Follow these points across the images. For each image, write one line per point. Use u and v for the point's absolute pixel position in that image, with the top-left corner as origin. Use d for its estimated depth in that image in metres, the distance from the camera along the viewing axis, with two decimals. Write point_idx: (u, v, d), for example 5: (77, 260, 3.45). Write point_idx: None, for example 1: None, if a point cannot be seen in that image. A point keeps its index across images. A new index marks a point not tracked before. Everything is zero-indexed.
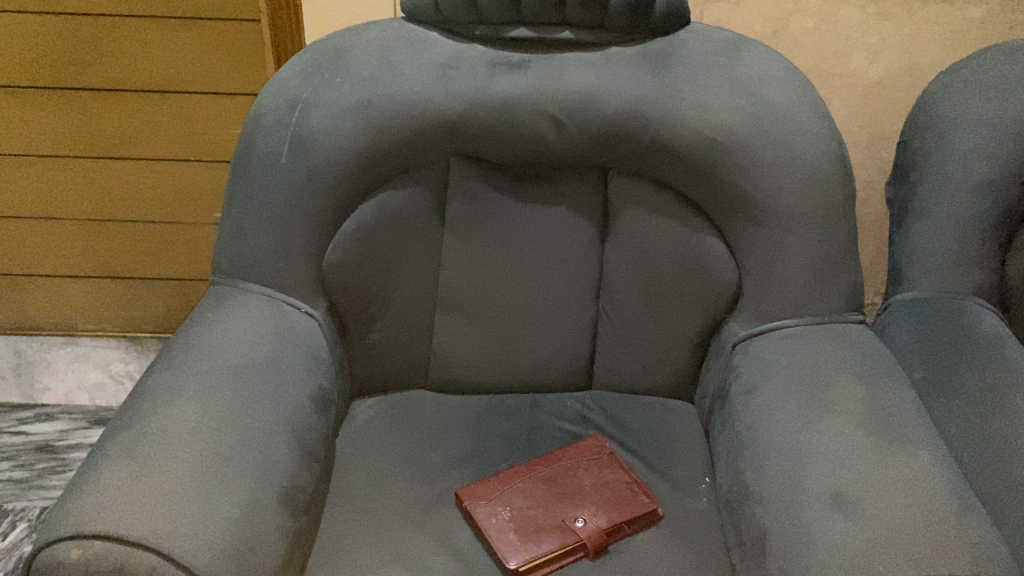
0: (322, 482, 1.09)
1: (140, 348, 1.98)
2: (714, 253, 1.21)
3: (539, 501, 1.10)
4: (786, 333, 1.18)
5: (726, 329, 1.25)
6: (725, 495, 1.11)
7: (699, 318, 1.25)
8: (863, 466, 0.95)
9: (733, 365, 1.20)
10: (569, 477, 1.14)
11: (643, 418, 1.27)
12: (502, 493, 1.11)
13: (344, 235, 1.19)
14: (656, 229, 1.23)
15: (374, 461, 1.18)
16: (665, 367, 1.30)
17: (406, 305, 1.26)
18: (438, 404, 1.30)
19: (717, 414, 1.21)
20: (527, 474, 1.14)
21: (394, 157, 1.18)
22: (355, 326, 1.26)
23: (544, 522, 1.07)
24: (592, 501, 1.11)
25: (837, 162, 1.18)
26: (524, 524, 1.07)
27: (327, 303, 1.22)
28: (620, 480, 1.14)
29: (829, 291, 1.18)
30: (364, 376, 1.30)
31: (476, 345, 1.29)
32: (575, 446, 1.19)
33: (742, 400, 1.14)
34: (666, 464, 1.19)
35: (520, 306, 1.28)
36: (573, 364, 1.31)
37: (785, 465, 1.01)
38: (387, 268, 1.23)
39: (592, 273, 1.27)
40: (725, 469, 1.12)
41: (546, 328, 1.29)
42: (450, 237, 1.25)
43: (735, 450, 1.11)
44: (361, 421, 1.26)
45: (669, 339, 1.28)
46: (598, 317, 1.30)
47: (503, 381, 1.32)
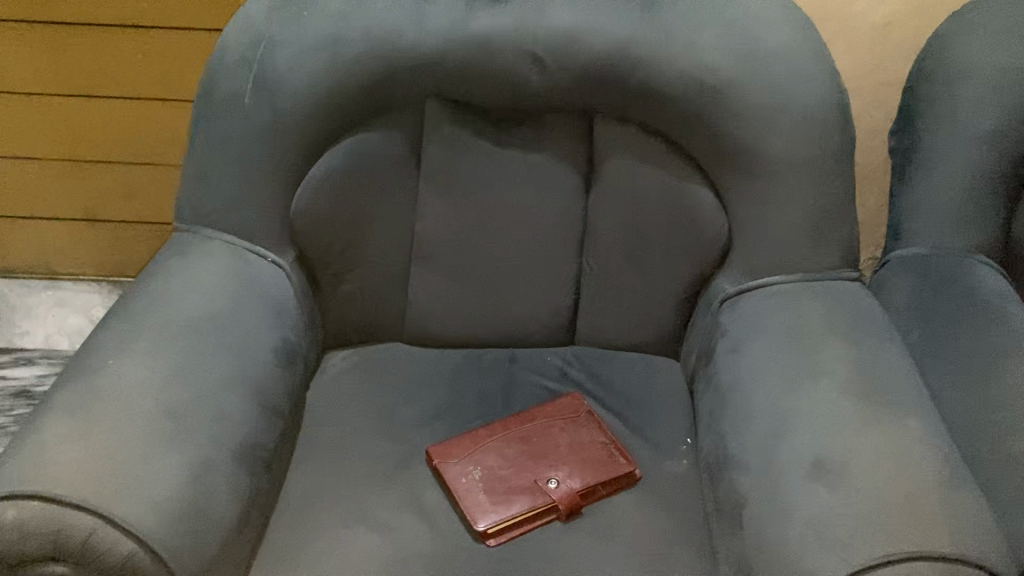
0: (286, 439, 1.05)
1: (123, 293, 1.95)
2: (703, 203, 1.15)
3: (511, 461, 1.06)
4: (777, 289, 1.12)
5: (715, 284, 1.19)
6: (706, 459, 1.06)
7: (684, 272, 1.20)
8: (847, 433, 0.90)
9: (719, 321, 1.15)
10: (543, 437, 1.10)
11: (626, 376, 1.22)
12: (473, 452, 1.07)
13: (311, 180, 1.14)
14: (642, 178, 1.17)
15: (343, 417, 1.14)
16: (651, 323, 1.24)
17: (380, 255, 1.21)
18: (414, 358, 1.25)
19: (702, 373, 1.16)
20: (501, 432, 1.10)
21: (365, 97, 1.12)
22: (326, 275, 1.21)
23: (515, 484, 1.04)
24: (566, 462, 1.07)
25: (836, 109, 1.11)
26: (494, 486, 1.03)
27: (295, 251, 1.17)
28: (597, 440, 1.10)
29: (823, 246, 1.12)
30: (337, 328, 1.25)
31: (454, 297, 1.24)
32: (552, 404, 1.15)
33: (727, 360, 1.09)
34: (647, 424, 1.15)
35: (500, 257, 1.22)
36: (555, 318, 1.26)
37: (766, 429, 0.96)
38: (359, 215, 1.18)
39: (576, 223, 1.21)
40: (706, 431, 1.08)
41: (527, 280, 1.23)
42: (426, 184, 1.19)
43: (717, 412, 1.06)
44: (333, 373, 1.21)
45: (655, 294, 1.22)
46: (582, 270, 1.24)
47: (483, 335, 1.27)
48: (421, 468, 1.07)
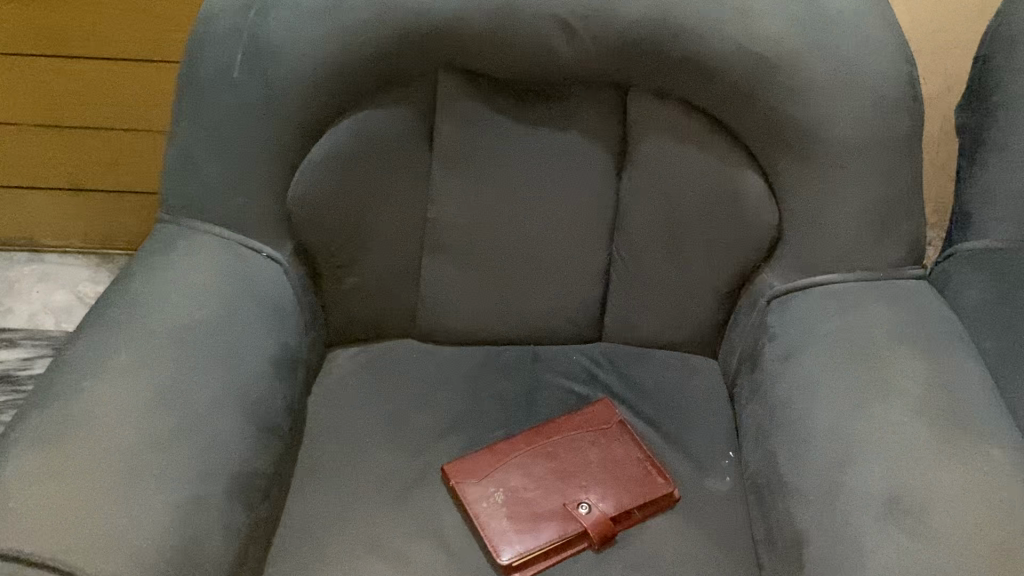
0: (286, 458, 0.94)
1: (112, 268, 1.83)
2: (751, 190, 1.03)
3: (537, 481, 0.96)
4: (833, 289, 1.00)
5: (761, 279, 1.07)
6: (753, 478, 0.96)
7: (726, 264, 1.08)
8: (925, 467, 0.79)
9: (767, 323, 1.03)
10: (572, 452, 0.99)
11: (660, 379, 1.11)
12: (495, 471, 0.97)
13: (311, 163, 1.01)
14: (683, 161, 1.04)
15: (349, 427, 1.03)
16: (688, 320, 1.12)
17: (389, 245, 1.09)
18: (426, 357, 1.14)
19: (746, 379, 1.04)
20: (525, 447, 0.99)
21: (372, 69, 0.98)
22: (329, 268, 1.08)
23: (543, 508, 0.93)
24: (598, 482, 0.96)
25: (907, 85, 0.97)
26: (518, 510, 0.93)
27: (294, 243, 1.05)
28: (631, 455, 0.99)
29: (886, 240, 1.00)
30: (342, 323, 1.13)
31: (470, 290, 1.12)
32: (581, 413, 1.04)
33: (778, 368, 0.98)
34: (685, 434, 1.04)
35: (522, 247, 1.10)
36: (582, 313, 1.14)
37: (828, 455, 0.85)
38: (365, 202, 1.05)
39: (605, 210, 1.09)
40: (754, 448, 0.97)
41: (551, 272, 1.11)
42: (440, 166, 1.06)
43: (767, 428, 0.95)
44: (338, 374, 1.10)
45: (693, 288, 1.10)
46: (612, 260, 1.12)
47: (501, 332, 1.15)
48: (437, 487, 0.97)
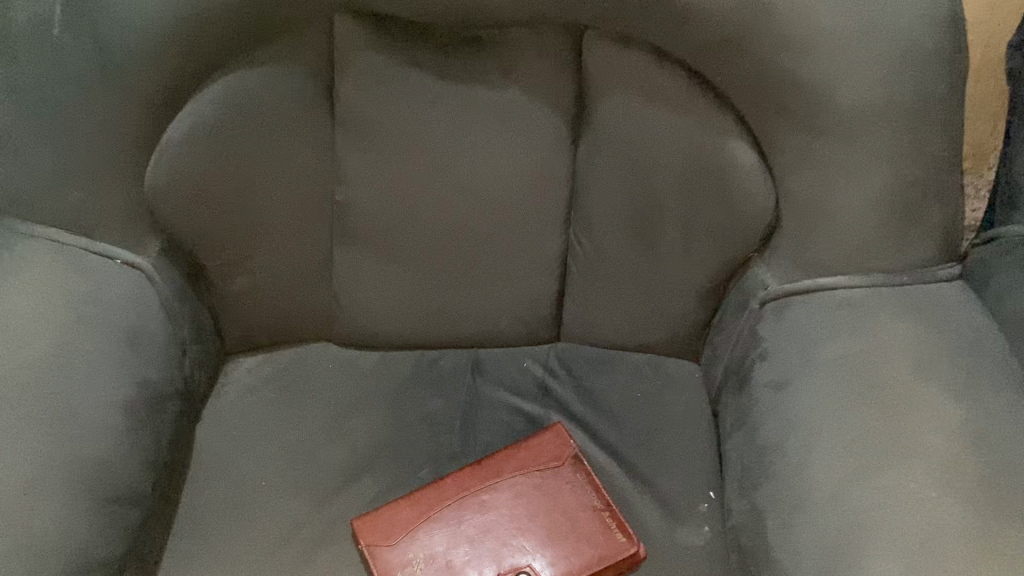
0: (151, 522, 0.76)
1: None
2: (742, 165, 0.80)
3: (468, 543, 0.78)
4: (844, 295, 0.79)
5: (753, 275, 0.85)
6: (735, 535, 0.77)
7: (711, 256, 0.86)
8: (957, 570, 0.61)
9: (759, 334, 0.82)
10: (513, 502, 0.80)
11: (628, 394, 0.91)
12: (416, 529, 0.78)
13: (172, 141, 0.79)
14: (653, 126, 0.81)
15: (243, 468, 0.85)
16: (663, 320, 0.91)
17: (288, 238, 0.87)
18: (345, 369, 0.94)
19: (733, 402, 0.84)
20: (455, 495, 0.80)
21: (241, 20, 0.75)
22: (214, 268, 0.87)
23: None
24: (543, 540, 0.78)
25: (950, 28, 0.73)
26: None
27: (162, 241, 0.83)
28: (585, 503, 0.80)
29: (913, 232, 0.78)
30: (239, 331, 0.92)
31: (394, 288, 0.91)
32: (527, 444, 0.84)
33: (771, 401, 0.77)
34: (655, 470, 0.85)
35: (455, 237, 0.88)
36: (533, 312, 0.93)
37: (826, 537, 0.66)
38: (250, 185, 0.83)
39: (558, 187, 0.86)
40: (739, 498, 0.78)
41: (493, 264, 0.90)
42: (345, 138, 0.83)
43: (755, 477, 0.76)
44: (235, 395, 0.90)
45: (669, 284, 0.89)
46: (570, 248, 0.90)
47: (437, 335, 0.94)
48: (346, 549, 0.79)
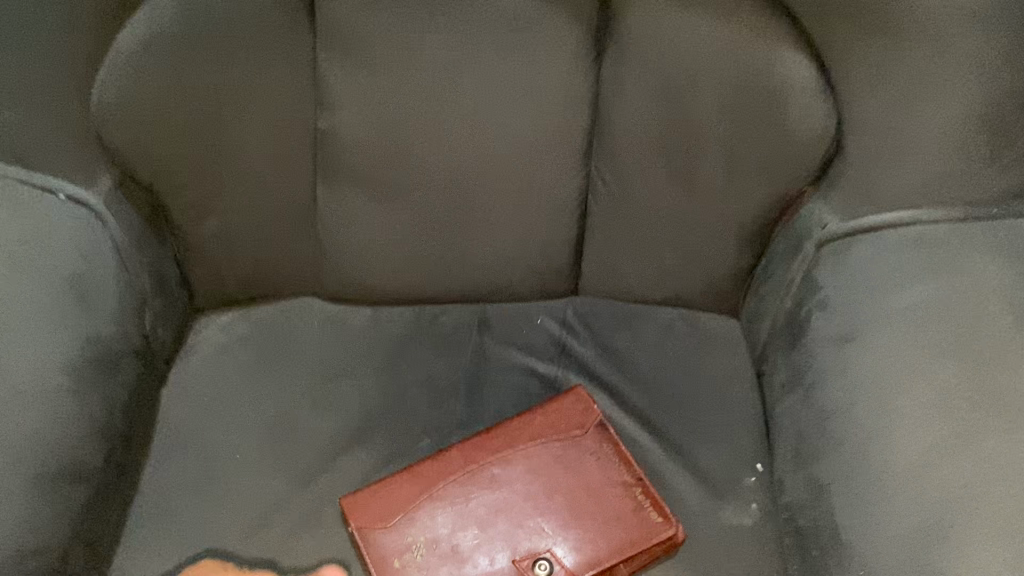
0: (105, 500, 0.65)
1: None
2: (794, 79, 0.68)
3: (478, 525, 0.67)
4: (916, 234, 0.67)
5: (806, 213, 0.73)
6: (792, 513, 0.66)
7: (757, 190, 0.73)
8: None
9: (815, 280, 0.70)
10: (529, 477, 0.69)
11: (659, 353, 0.79)
12: (416, 509, 0.67)
13: (122, 52, 0.67)
14: (694, 38, 0.68)
15: (218, 439, 0.73)
16: (699, 268, 0.79)
17: (264, 174, 0.75)
18: (333, 327, 0.82)
19: (784, 359, 0.73)
20: (461, 469, 0.69)
21: None
22: (178, 209, 0.75)
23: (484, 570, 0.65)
24: (565, 522, 0.67)
25: None
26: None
27: (116, 173, 0.71)
28: (613, 478, 0.69)
29: (1002, 159, 0.66)
30: (210, 282, 0.80)
31: (389, 234, 0.78)
32: (543, 410, 0.73)
33: (834, 356, 0.66)
34: (693, 439, 0.73)
35: (459, 173, 0.76)
36: (549, 261, 0.81)
37: (909, 517, 0.56)
38: (218, 111, 0.71)
39: (578, 114, 0.74)
40: (797, 472, 0.66)
41: (503, 205, 0.77)
42: (328, 55, 0.70)
43: (817, 447, 0.65)
44: (206, 357, 0.79)
45: (707, 226, 0.76)
46: (591, 184, 0.78)
47: (438, 287, 0.82)
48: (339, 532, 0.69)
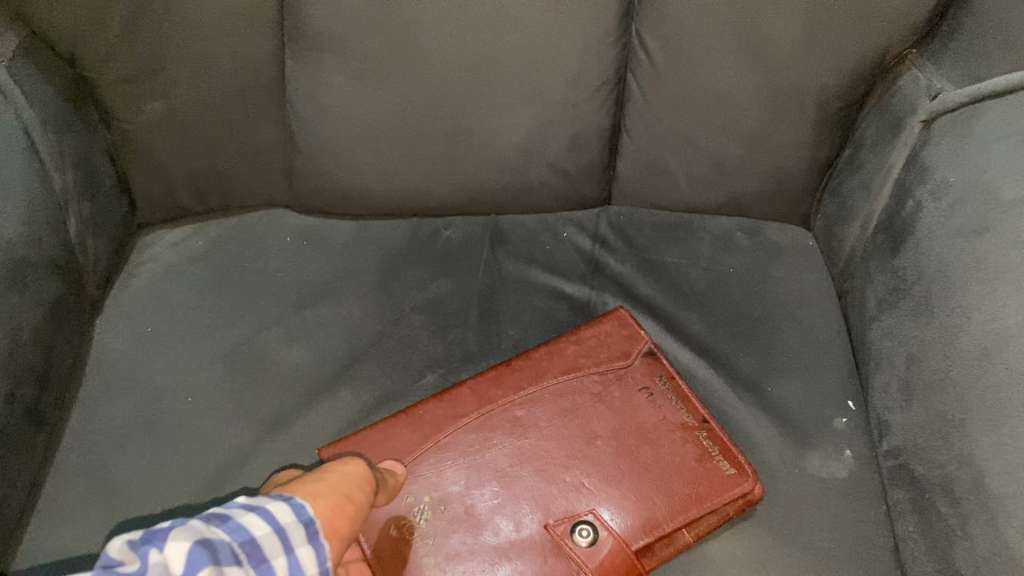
0: (13, 453, 0.50)
1: None
2: None
3: (496, 480, 0.52)
4: None
5: (905, 84, 0.58)
6: (904, 458, 0.51)
7: (845, 54, 0.58)
8: None
9: (923, 165, 0.55)
10: (562, 421, 0.54)
11: (715, 269, 0.65)
12: (417, 461, 0.52)
13: None
14: None
15: (168, 378, 0.59)
16: (765, 163, 0.64)
17: (214, 42, 0.58)
18: (312, 244, 0.67)
19: (880, 269, 0.58)
20: (474, 411, 0.54)
21: None
22: (109, 88, 0.59)
23: (507, 538, 0.50)
24: (609, 475, 0.52)
25: None
26: (460, 546, 0.50)
27: (22, 34, 0.55)
28: (668, 420, 0.54)
29: None
30: (156, 187, 0.64)
31: (375, 122, 0.62)
32: (576, 338, 0.58)
33: (958, 255, 0.51)
34: (764, 373, 0.59)
35: (464, 37, 0.59)
36: (578, 158, 0.65)
37: None
38: None
39: None
40: (908, 405, 0.52)
41: (520, 83, 0.61)
42: None
43: (938, 371, 0.50)
44: (155, 280, 0.64)
45: (779, 106, 0.61)
46: (630, 57, 0.62)
47: (440, 196, 0.67)
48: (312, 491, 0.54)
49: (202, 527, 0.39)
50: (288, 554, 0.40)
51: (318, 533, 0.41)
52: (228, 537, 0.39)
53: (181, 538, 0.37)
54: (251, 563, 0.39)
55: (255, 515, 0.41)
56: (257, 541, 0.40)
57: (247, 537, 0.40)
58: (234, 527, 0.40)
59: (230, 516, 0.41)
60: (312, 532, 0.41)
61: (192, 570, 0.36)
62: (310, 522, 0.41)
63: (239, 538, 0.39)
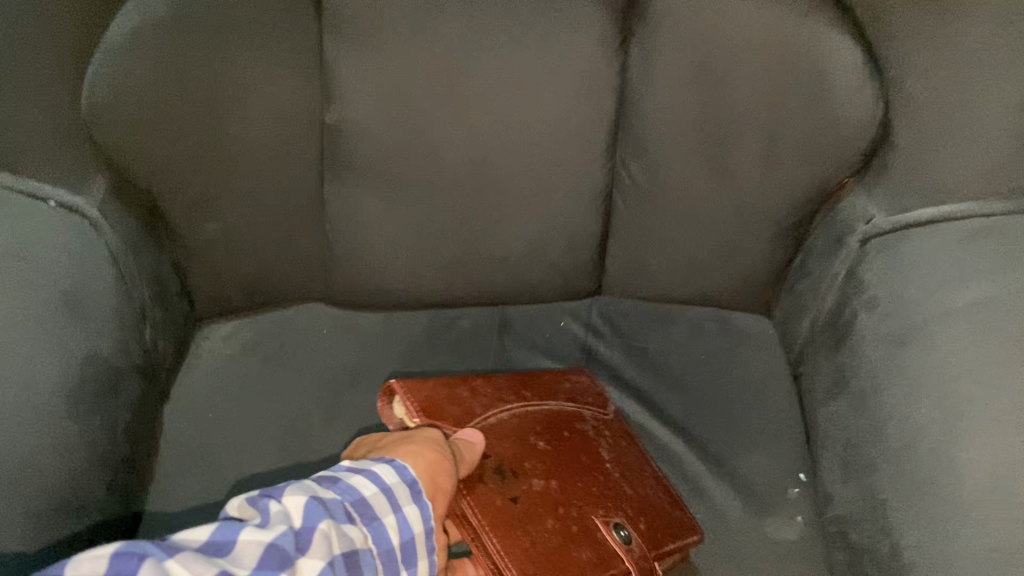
0: (108, 531, 0.60)
1: None
2: (838, 64, 0.64)
3: (547, 463, 0.64)
4: (968, 226, 0.62)
5: (847, 206, 0.69)
6: (842, 526, 0.62)
7: (795, 181, 0.69)
8: None
9: (859, 277, 0.66)
10: (582, 436, 0.68)
11: (689, 356, 0.76)
12: (481, 423, 0.63)
13: (114, 44, 0.62)
14: (729, 19, 0.65)
15: (226, 458, 0.69)
16: (731, 265, 0.75)
17: (266, 174, 0.70)
18: (344, 334, 0.78)
19: (827, 363, 0.69)
20: (517, 404, 0.67)
21: None
22: (178, 213, 0.70)
23: (567, 513, 0.62)
24: (620, 493, 0.66)
25: None
26: (531, 506, 0.60)
27: (109, 175, 0.66)
28: (644, 462, 0.70)
29: None
30: (211, 290, 0.75)
31: (398, 235, 0.73)
32: (567, 377, 0.73)
33: (884, 361, 0.61)
34: (731, 452, 0.71)
35: (475, 163, 0.70)
36: (572, 259, 0.76)
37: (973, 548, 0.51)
38: (211, 104, 0.65)
39: (604, 105, 0.69)
40: (841, 479, 0.63)
41: (522, 203, 0.72)
42: (334, 43, 0.66)
43: (864, 455, 0.61)
44: (211, 369, 0.75)
45: (740, 221, 0.72)
46: (616, 178, 0.73)
47: (454, 293, 0.78)
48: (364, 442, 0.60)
49: (316, 488, 0.50)
50: (394, 512, 0.50)
51: (418, 491, 0.52)
52: (341, 496, 0.50)
53: (297, 495, 0.48)
54: (363, 518, 0.50)
55: (363, 478, 0.51)
56: (366, 500, 0.50)
57: (358, 494, 0.50)
58: (344, 488, 0.51)
59: (341, 479, 0.51)
60: (414, 491, 0.52)
61: (313, 520, 0.46)
62: (411, 482, 0.52)
63: (350, 496, 0.50)
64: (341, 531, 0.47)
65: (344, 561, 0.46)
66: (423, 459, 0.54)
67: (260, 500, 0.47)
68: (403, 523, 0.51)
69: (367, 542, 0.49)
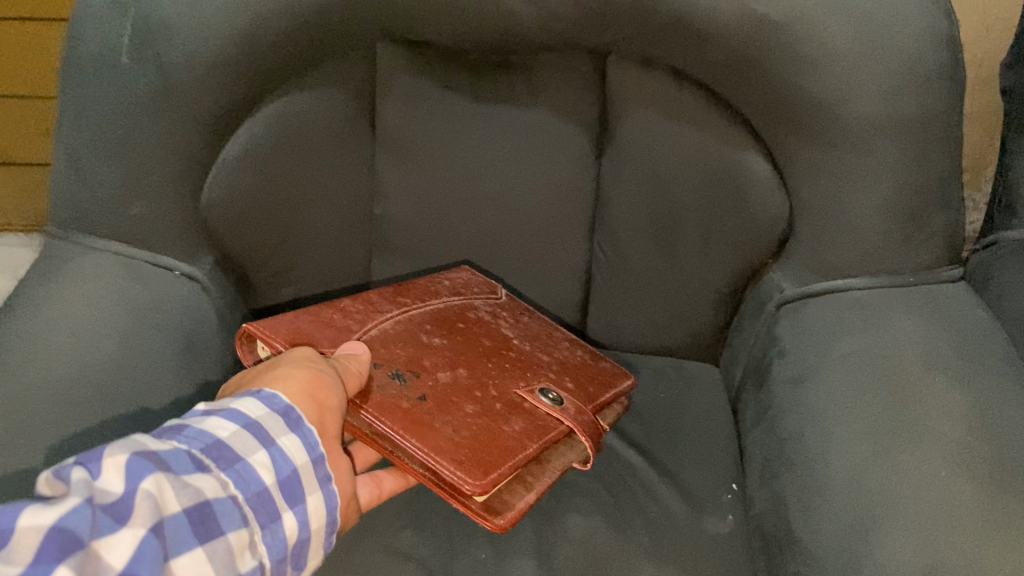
0: None
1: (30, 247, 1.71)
2: (755, 180, 0.87)
3: (446, 356, 0.81)
4: (853, 296, 0.84)
5: (769, 280, 0.91)
6: (760, 521, 0.81)
7: (727, 261, 0.92)
8: (944, 526, 0.64)
9: (776, 333, 0.88)
10: (480, 329, 0.87)
11: (652, 395, 0.97)
12: (362, 336, 0.78)
13: (226, 160, 0.84)
14: (674, 142, 0.89)
15: None
16: (682, 321, 0.98)
17: (332, 249, 0.95)
18: None
19: (753, 399, 0.89)
20: (399, 312, 0.83)
21: (301, 54, 0.82)
22: (262, 281, 0.92)
23: (484, 395, 0.78)
24: (531, 364, 0.86)
25: (945, 48, 0.79)
26: (444, 399, 0.75)
27: (215, 253, 0.87)
28: (554, 335, 0.93)
29: (915, 238, 0.83)
30: None
31: None
32: (452, 279, 0.93)
33: (790, 396, 0.82)
34: (679, 466, 0.89)
35: (483, 239, 0.96)
36: (559, 314, 1.00)
37: (842, 520, 0.69)
38: (295, 199, 0.89)
39: (585, 203, 0.94)
40: (760, 483, 0.83)
41: (522, 271, 0.97)
42: (382, 158, 0.93)
43: (775, 464, 0.81)
44: None
45: (687, 288, 0.95)
46: (593, 255, 0.97)
47: None
48: (236, 379, 0.68)
49: (149, 444, 0.51)
50: (263, 449, 0.57)
51: (291, 414, 0.60)
52: (190, 444, 0.54)
53: (123, 454, 0.49)
54: (222, 462, 0.54)
55: (215, 422, 0.56)
56: (218, 443, 0.55)
57: (209, 439, 0.55)
58: (191, 436, 0.55)
59: (189, 430, 0.55)
60: (289, 416, 0.60)
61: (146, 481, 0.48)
62: (285, 409, 0.60)
63: (201, 443, 0.54)
64: (185, 481, 0.51)
65: (195, 513, 0.50)
66: (293, 385, 0.63)
67: (68, 470, 0.47)
68: (274, 453, 0.57)
69: (225, 485, 0.53)
